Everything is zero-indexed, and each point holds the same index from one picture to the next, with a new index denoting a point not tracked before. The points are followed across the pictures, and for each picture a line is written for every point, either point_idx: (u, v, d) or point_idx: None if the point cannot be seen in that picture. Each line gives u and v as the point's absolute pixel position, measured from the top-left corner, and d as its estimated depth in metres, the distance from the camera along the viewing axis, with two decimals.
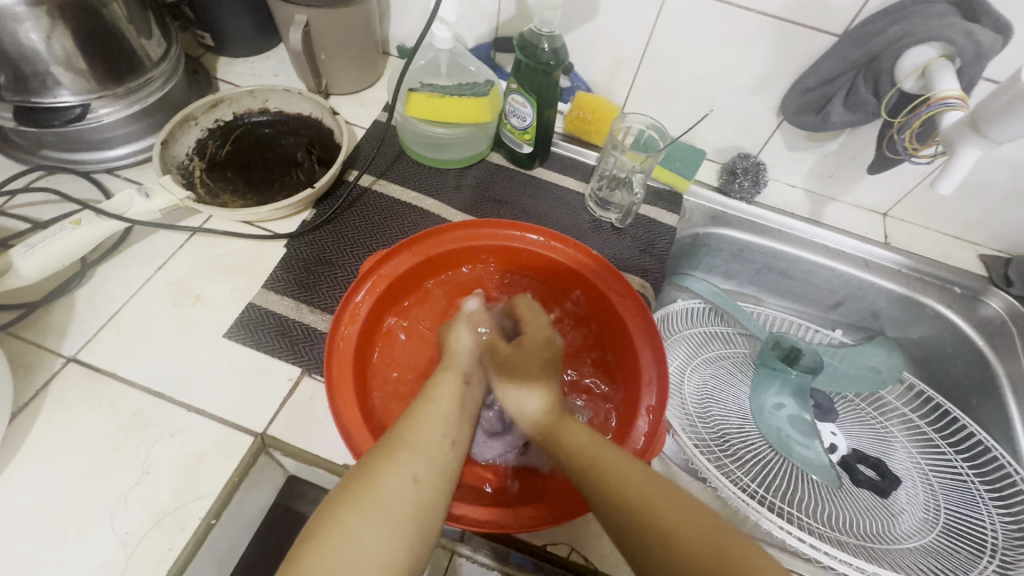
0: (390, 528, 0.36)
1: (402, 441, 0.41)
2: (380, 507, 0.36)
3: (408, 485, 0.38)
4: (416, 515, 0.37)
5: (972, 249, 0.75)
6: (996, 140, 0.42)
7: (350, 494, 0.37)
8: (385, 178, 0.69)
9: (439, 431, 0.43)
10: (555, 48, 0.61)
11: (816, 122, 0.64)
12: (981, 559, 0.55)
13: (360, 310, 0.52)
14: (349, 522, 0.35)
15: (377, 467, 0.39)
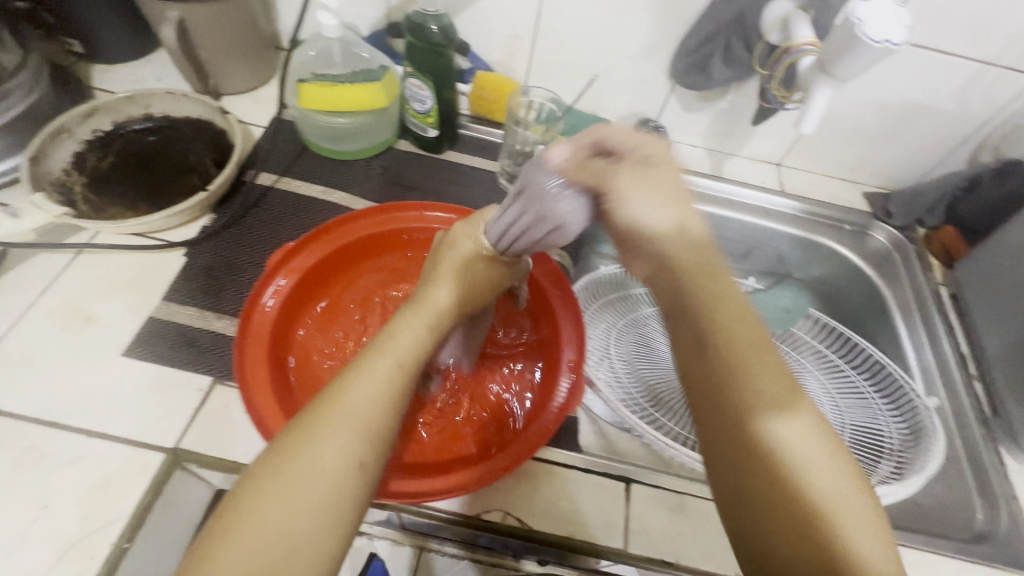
0: (316, 517, 0.29)
1: (332, 408, 0.33)
2: (308, 490, 0.30)
3: (347, 463, 0.31)
4: (349, 500, 0.31)
5: (857, 189, 0.81)
6: (842, 78, 0.45)
7: (263, 475, 0.30)
8: (287, 175, 0.67)
9: (383, 394, 0.35)
10: (443, 27, 0.61)
11: (701, 80, 0.67)
12: (880, 464, 0.60)
13: (271, 308, 0.50)
14: (268, 510, 0.29)
15: (303, 444, 0.31)
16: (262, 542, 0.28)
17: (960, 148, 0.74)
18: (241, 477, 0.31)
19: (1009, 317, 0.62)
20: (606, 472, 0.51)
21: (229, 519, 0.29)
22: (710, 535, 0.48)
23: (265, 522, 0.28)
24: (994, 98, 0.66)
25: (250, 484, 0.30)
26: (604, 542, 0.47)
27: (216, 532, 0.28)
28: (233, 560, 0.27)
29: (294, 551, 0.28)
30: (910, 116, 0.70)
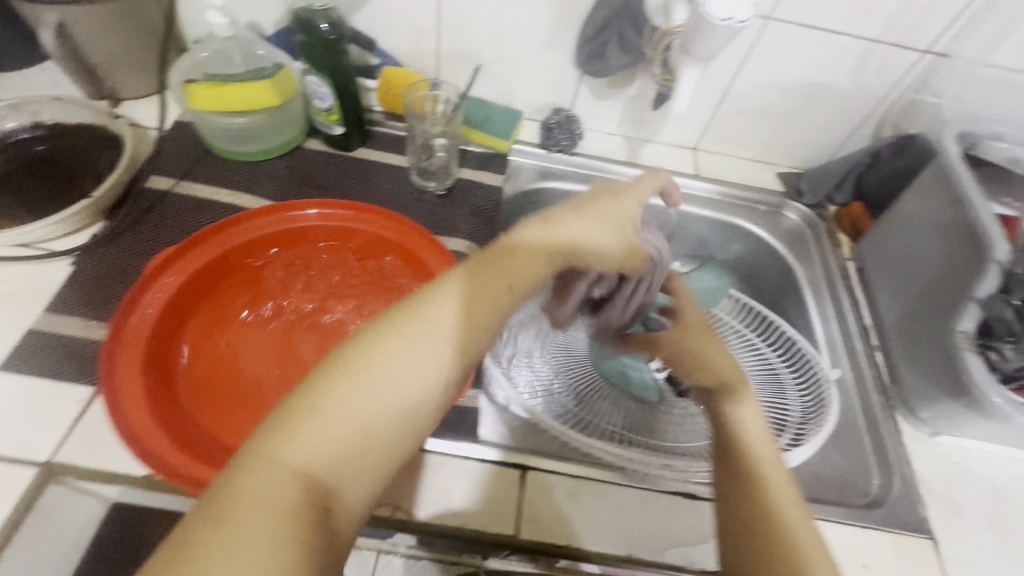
0: (393, 414, 0.31)
1: (428, 316, 0.34)
2: (394, 391, 0.31)
3: (428, 373, 0.33)
4: (423, 407, 0.32)
5: (771, 169, 0.82)
6: (703, 57, 0.46)
7: (350, 368, 0.31)
8: (187, 180, 0.65)
9: (474, 312, 0.35)
10: (334, 23, 0.60)
11: (601, 69, 0.67)
12: (780, 433, 0.60)
13: (151, 308, 0.49)
14: (352, 399, 0.30)
15: (393, 349, 0.32)
16: (347, 426, 0.30)
17: (863, 126, 0.75)
18: (334, 355, 0.32)
19: (895, 282, 0.64)
20: (502, 461, 0.51)
21: (316, 398, 0.30)
22: (604, 517, 0.49)
23: (343, 408, 0.30)
24: (886, 75, 0.68)
25: (343, 367, 0.31)
26: (497, 530, 0.47)
27: (300, 403, 0.30)
28: (318, 435, 0.29)
29: (370, 440, 0.30)
30: (811, 96, 0.72)
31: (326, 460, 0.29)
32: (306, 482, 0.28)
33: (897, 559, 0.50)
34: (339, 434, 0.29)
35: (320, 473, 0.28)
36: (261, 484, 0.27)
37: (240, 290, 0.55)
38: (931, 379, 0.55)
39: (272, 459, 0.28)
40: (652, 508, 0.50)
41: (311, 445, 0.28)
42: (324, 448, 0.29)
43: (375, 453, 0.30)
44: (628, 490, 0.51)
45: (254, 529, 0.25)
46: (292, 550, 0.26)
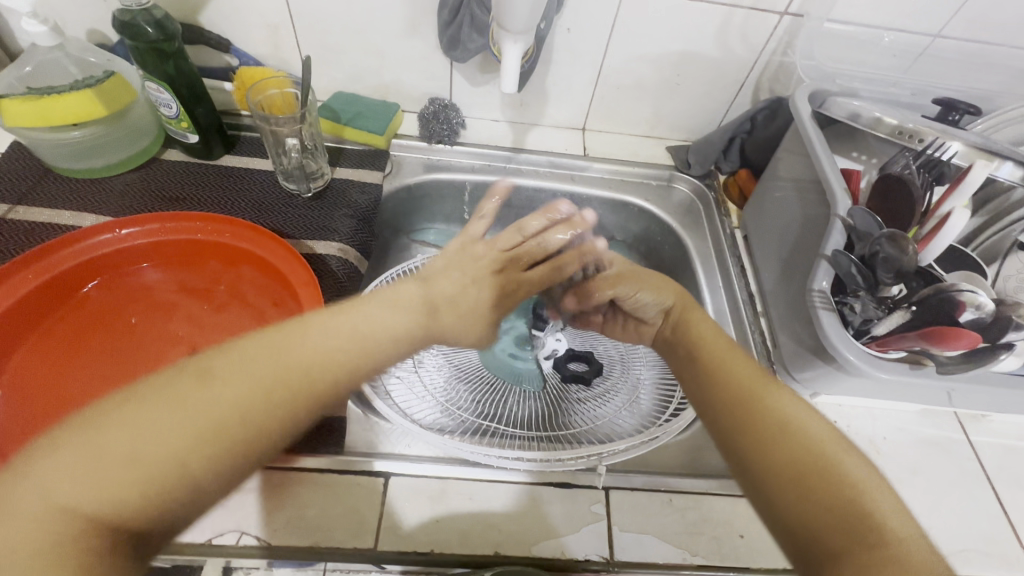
0: (192, 447, 0.29)
1: (267, 367, 0.33)
2: (213, 436, 0.30)
3: (241, 407, 0.31)
4: (229, 441, 0.31)
5: (661, 144, 0.82)
6: (517, 30, 0.46)
7: (161, 388, 0.31)
8: (22, 203, 0.60)
9: (323, 369, 0.35)
10: (158, 23, 0.56)
11: (461, 54, 0.66)
12: (665, 410, 0.60)
13: None
14: (162, 442, 0.29)
15: (222, 374, 0.32)
16: (143, 465, 0.28)
17: (741, 93, 0.75)
18: (149, 387, 0.30)
19: (773, 246, 0.63)
20: (364, 469, 0.49)
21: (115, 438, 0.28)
22: (470, 517, 0.47)
23: (133, 437, 0.28)
24: (750, 40, 0.67)
25: (164, 406, 0.30)
26: (354, 544, 0.45)
27: (90, 433, 0.28)
28: (92, 459, 0.27)
29: (168, 478, 0.28)
30: (683, 66, 0.71)
31: (110, 501, 0.27)
32: (73, 518, 0.26)
33: None
34: (128, 472, 0.27)
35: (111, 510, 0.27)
36: (14, 516, 0.25)
37: (78, 321, 0.52)
38: (802, 342, 0.55)
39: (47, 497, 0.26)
40: (523, 502, 0.48)
41: (85, 478, 0.27)
42: (112, 489, 0.27)
43: (170, 494, 0.29)
44: (499, 485, 0.49)
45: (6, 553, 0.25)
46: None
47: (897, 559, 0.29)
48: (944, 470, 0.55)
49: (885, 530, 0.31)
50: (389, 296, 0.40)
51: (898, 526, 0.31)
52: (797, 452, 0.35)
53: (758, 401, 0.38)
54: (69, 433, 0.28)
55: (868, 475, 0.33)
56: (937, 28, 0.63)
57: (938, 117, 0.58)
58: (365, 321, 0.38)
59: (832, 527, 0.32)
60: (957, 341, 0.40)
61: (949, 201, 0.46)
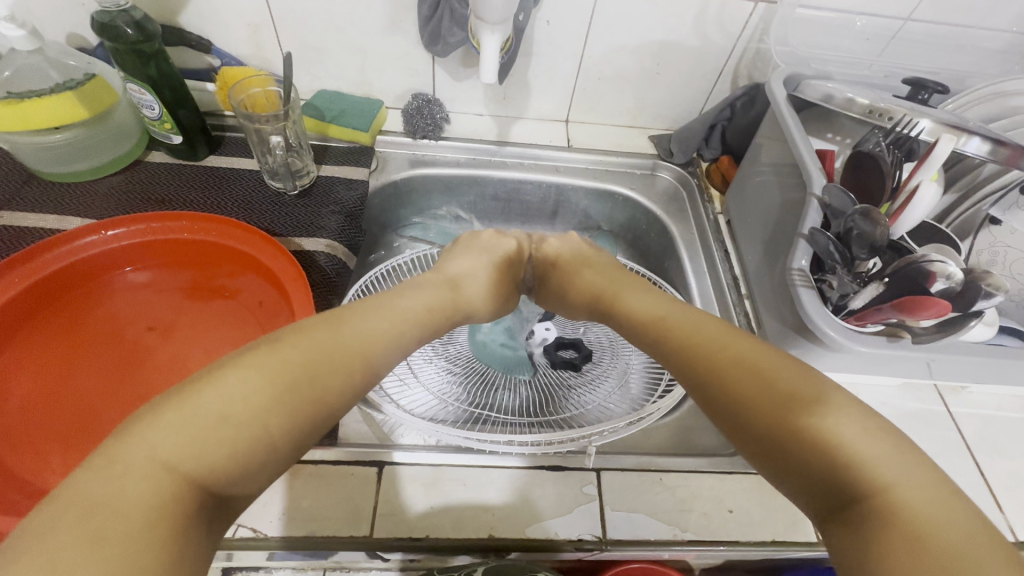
0: (283, 404, 0.30)
1: (339, 343, 0.35)
2: (307, 402, 0.31)
3: (324, 370, 0.33)
4: (317, 404, 0.32)
5: (643, 134, 0.83)
6: (494, 21, 0.46)
7: (248, 355, 0.32)
8: (7, 209, 0.60)
9: (385, 349, 0.38)
10: (138, 24, 0.56)
11: (442, 49, 0.66)
12: (655, 390, 0.61)
13: None
14: (264, 408, 0.29)
15: (299, 341, 0.34)
16: (239, 425, 0.28)
17: (720, 80, 0.76)
18: (232, 360, 0.31)
19: (755, 230, 0.65)
20: (358, 459, 0.49)
21: (215, 404, 0.28)
22: (464, 502, 0.48)
23: (227, 399, 0.29)
24: (727, 27, 0.68)
25: (257, 380, 0.30)
26: (350, 532, 0.45)
27: (189, 402, 0.28)
28: (195, 411, 0.28)
29: (261, 434, 0.29)
30: (662, 56, 0.72)
31: (211, 468, 0.27)
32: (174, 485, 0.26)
33: (759, 498, 0.50)
34: (224, 432, 0.28)
35: (206, 468, 0.27)
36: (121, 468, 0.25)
37: (64, 325, 0.52)
38: (784, 321, 0.57)
39: (150, 456, 0.26)
40: (514, 486, 0.49)
41: (190, 431, 0.27)
42: (209, 446, 0.27)
43: (263, 462, 0.29)
44: (492, 470, 0.50)
45: (115, 514, 0.24)
46: (160, 540, 0.24)
47: (891, 517, 0.28)
48: (927, 442, 0.56)
49: (871, 484, 0.29)
50: (421, 299, 0.44)
51: (883, 476, 0.29)
52: (780, 421, 0.33)
53: (737, 369, 0.37)
54: (164, 404, 0.28)
55: (851, 431, 0.31)
56: (908, 11, 0.65)
57: (909, 97, 0.60)
58: (407, 315, 0.41)
59: (826, 488, 0.31)
60: (927, 311, 0.41)
61: (919, 173, 0.47)
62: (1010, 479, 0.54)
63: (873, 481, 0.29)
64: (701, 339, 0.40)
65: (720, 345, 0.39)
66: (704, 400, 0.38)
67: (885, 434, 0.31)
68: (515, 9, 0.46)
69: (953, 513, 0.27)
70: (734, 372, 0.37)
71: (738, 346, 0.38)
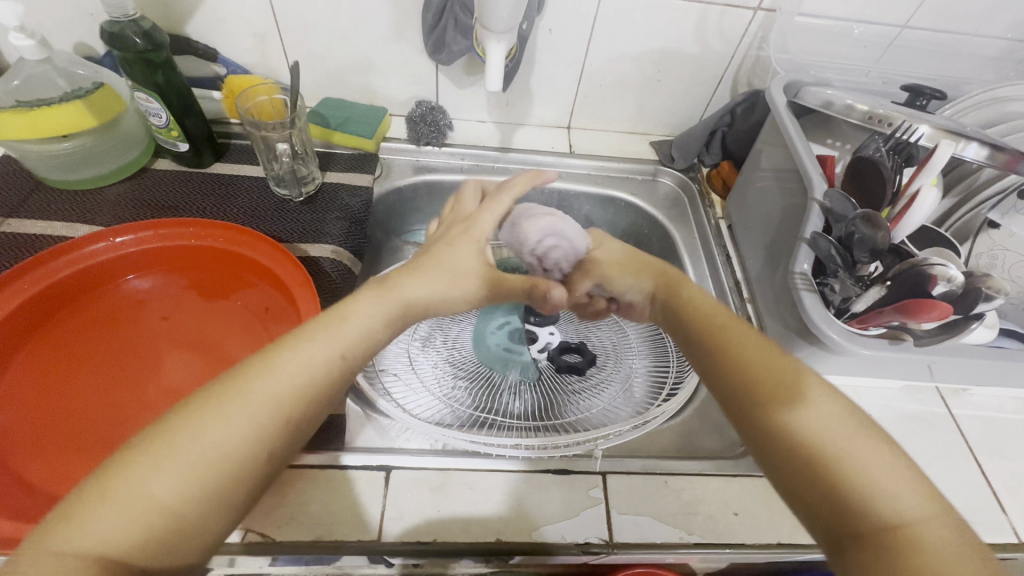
0: (206, 489, 0.29)
1: (240, 385, 0.32)
2: (206, 461, 0.29)
3: (248, 441, 0.31)
4: (240, 481, 0.30)
5: (645, 140, 0.84)
6: (500, 30, 0.47)
7: (159, 432, 0.29)
8: (15, 216, 0.60)
9: (301, 376, 0.33)
10: (146, 33, 0.57)
11: (446, 57, 0.67)
12: (658, 395, 0.62)
13: None
14: (157, 479, 0.28)
15: (215, 410, 0.31)
16: (132, 503, 0.27)
17: (720, 87, 0.77)
18: (133, 444, 0.29)
19: (756, 234, 0.65)
20: (365, 464, 0.49)
21: (108, 483, 0.27)
22: (470, 507, 0.48)
23: (144, 495, 0.27)
24: (727, 35, 0.69)
25: (174, 470, 0.28)
26: (358, 537, 0.45)
27: (99, 505, 0.27)
28: (108, 514, 0.26)
29: (185, 523, 0.28)
30: (663, 63, 0.73)
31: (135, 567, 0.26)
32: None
33: (764, 501, 0.51)
34: (132, 523, 0.27)
35: (106, 552, 0.26)
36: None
37: (71, 331, 0.52)
38: (787, 325, 0.57)
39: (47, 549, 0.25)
40: (520, 490, 0.49)
41: (104, 535, 0.26)
42: (105, 529, 0.26)
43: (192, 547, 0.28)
44: (497, 475, 0.50)
45: None
46: None
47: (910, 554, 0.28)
48: (929, 444, 0.56)
49: (891, 519, 0.30)
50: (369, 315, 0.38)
51: (905, 511, 0.30)
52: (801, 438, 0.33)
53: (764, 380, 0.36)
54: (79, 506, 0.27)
55: (872, 460, 0.32)
56: (904, 19, 0.66)
57: (908, 103, 0.61)
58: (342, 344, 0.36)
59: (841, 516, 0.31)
60: (929, 313, 0.42)
61: (919, 179, 0.48)
62: (1013, 481, 0.54)
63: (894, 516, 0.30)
64: (732, 347, 0.39)
65: (754, 355, 0.38)
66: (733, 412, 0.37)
67: (897, 464, 0.32)
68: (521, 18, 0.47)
69: (968, 552, 0.28)
70: (765, 389, 0.36)
71: (763, 364, 0.37)
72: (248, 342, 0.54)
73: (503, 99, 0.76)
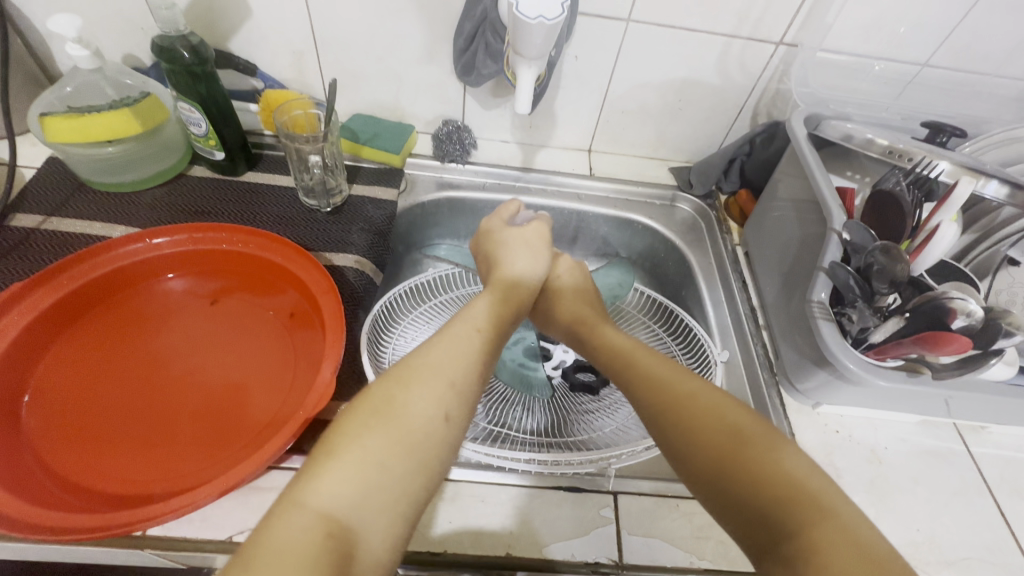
0: (411, 453, 0.33)
1: (413, 366, 0.38)
2: (401, 425, 0.34)
3: (434, 410, 0.36)
4: (435, 443, 0.35)
5: (664, 165, 0.85)
6: (531, 57, 0.49)
7: (366, 410, 0.35)
8: (57, 215, 0.63)
9: (456, 354, 0.40)
10: (194, 48, 0.60)
11: (475, 79, 0.70)
12: None
13: (8, 335, 0.48)
14: (369, 440, 0.33)
15: (401, 388, 0.36)
16: (357, 463, 0.32)
17: (740, 117, 0.78)
18: (343, 421, 0.34)
19: (772, 261, 0.66)
20: None
21: (335, 449, 0.32)
22: (480, 519, 0.48)
23: (364, 458, 0.32)
24: (748, 67, 0.71)
25: (381, 437, 0.33)
26: None
27: (333, 469, 0.31)
28: (340, 477, 0.31)
29: (400, 482, 0.32)
30: (684, 92, 0.75)
31: (366, 521, 0.30)
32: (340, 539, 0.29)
33: None
34: (361, 482, 0.31)
35: (343, 508, 0.30)
36: (296, 532, 0.28)
37: (105, 326, 0.54)
38: (802, 353, 0.57)
39: (303, 503, 0.29)
40: (533, 506, 0.49)
41: (343, 493, 0.30)
42: (345, 487, 0.30)
43: (409, 505, 0.32)
44: (510, 489, 0.50)
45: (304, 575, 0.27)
46: None
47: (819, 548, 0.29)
48: (946, 480, 0.56)
49: (804, 520, 0.30)
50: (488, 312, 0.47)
51: (815, 511, 0.30)
52: (717, 448, 0.35)
53: (688, 404, 0.38)
54: (315, 473, 0.31)
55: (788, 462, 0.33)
56: (924, 58, 0.67)
57: (927, 139, 0.62)
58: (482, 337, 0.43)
59: (764, 523, 0.31)
60: (949, 346, 0.42)
61: (938, 214, 0.49)
62: None
63: (807, 514, 0.30)
64: (653, 372, 0.42)
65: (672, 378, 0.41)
66: (662, 438, 0.38)
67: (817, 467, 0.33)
68: (553, 46, 0.49)
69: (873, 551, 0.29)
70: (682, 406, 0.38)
71: (684, 383, 0.40)
72: (270, 347, 0.55)
73: (527, 121, 0.78)
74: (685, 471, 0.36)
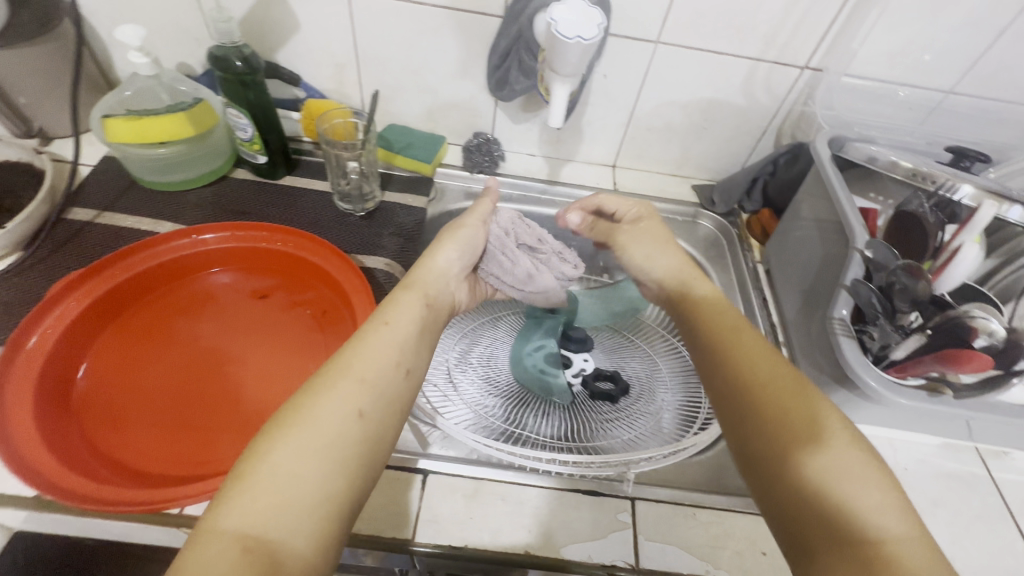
0: (330, 458, 0.35)
1: (326, 372, 0.39)
2: (311, 435, 0.35)
3: (346, 413, 0.37)
4: (350, 443, 0.36)
5: (687, 183, 0.87)
6: (566, 73, 0.52)
7: (282, 424, 0.35)
8: (110, 210, 0.67)
9: (371, 354, 0.41)
10: (246, 59, 0.64)
11: (507, 94, 0.73)
12: (690, 427, 0.63)
13: (65, 317, 0.52)
14: (279, 453, 0.34)
15: (315, 398, 0.37)
16: (278, 479, 0.33)
17: (764, 137, 0.80)
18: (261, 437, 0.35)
19: (793, 279, 0.67)
20: (404, 465, 0.52)
21: (250, 468, 0.33)
22: (499, 517, 0.49)
23: (285, 471, 0.33)
24: (773, 89, 0.73)
25: (297, 447, 0.34)
26: (394, 534, 0.47)
27: (253, 488, 0.32)
28: (254, 497, 0.32)
29: (319, 489, 0.33)
30: (709, 111, 0.77)
31: (289, 532, 0.31)
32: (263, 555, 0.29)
33: None
34: (280, 497, 0.32)
35: (264, 524, 0.31)
36: (216, 557, 0.29)
37: (151, 315, 0.58)
38: (822, 370, 0.58)
39: (219, 527, 0.30)
40: (552, 507, 0.50)
41: (262, 512, 0.31)
42: (262, 504, 0.31)
43: (334, 510, 0.33)
44: (530, 489, 0.52)
45: None
46: None
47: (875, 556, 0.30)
48: (967, 504, 0.55)
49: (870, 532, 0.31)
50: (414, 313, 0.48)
51: (874, 525, 0.31)
52: (785, 444, 0.36)
53: (766, 391, 0.39)
54: (234, 496, 0.32)
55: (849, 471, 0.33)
56: (950, 84, 0.68)
57: (951, 164, 0.63)
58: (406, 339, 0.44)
59: (821, 521, 0.32)
60: (969, 363, 0.43)
61: (961, 235, 0.50)
62: None
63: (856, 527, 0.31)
64: (742, 351, 0.42)
65: (750, 361, 0.41)
66: (733, 418, 0.39)
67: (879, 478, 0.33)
68: (586, 64, 0.52)
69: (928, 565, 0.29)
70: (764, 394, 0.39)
71: (760, 369, 0.40)
72: (303, 342, 0.57)
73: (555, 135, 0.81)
74: (748, 457, 0.37)
